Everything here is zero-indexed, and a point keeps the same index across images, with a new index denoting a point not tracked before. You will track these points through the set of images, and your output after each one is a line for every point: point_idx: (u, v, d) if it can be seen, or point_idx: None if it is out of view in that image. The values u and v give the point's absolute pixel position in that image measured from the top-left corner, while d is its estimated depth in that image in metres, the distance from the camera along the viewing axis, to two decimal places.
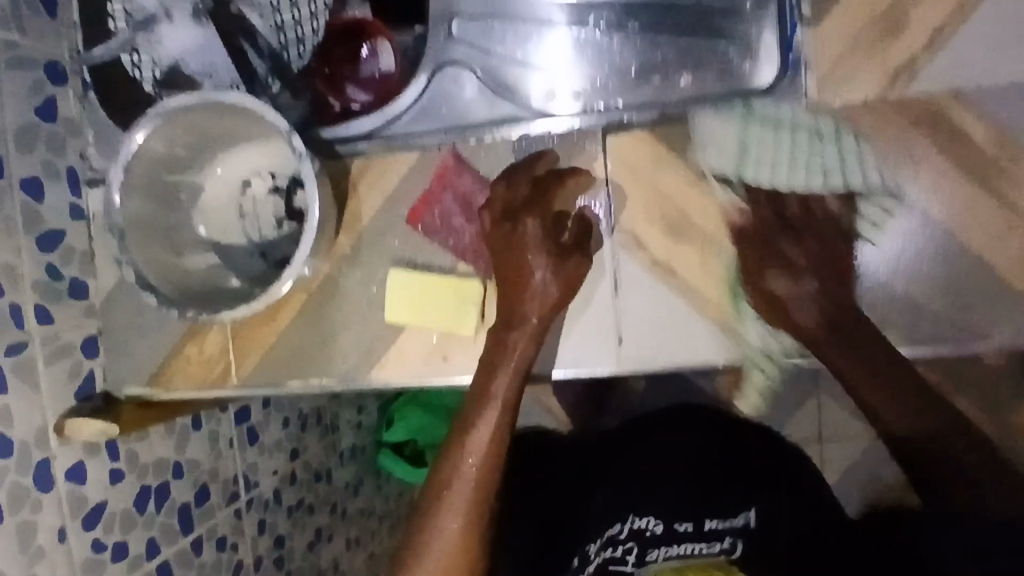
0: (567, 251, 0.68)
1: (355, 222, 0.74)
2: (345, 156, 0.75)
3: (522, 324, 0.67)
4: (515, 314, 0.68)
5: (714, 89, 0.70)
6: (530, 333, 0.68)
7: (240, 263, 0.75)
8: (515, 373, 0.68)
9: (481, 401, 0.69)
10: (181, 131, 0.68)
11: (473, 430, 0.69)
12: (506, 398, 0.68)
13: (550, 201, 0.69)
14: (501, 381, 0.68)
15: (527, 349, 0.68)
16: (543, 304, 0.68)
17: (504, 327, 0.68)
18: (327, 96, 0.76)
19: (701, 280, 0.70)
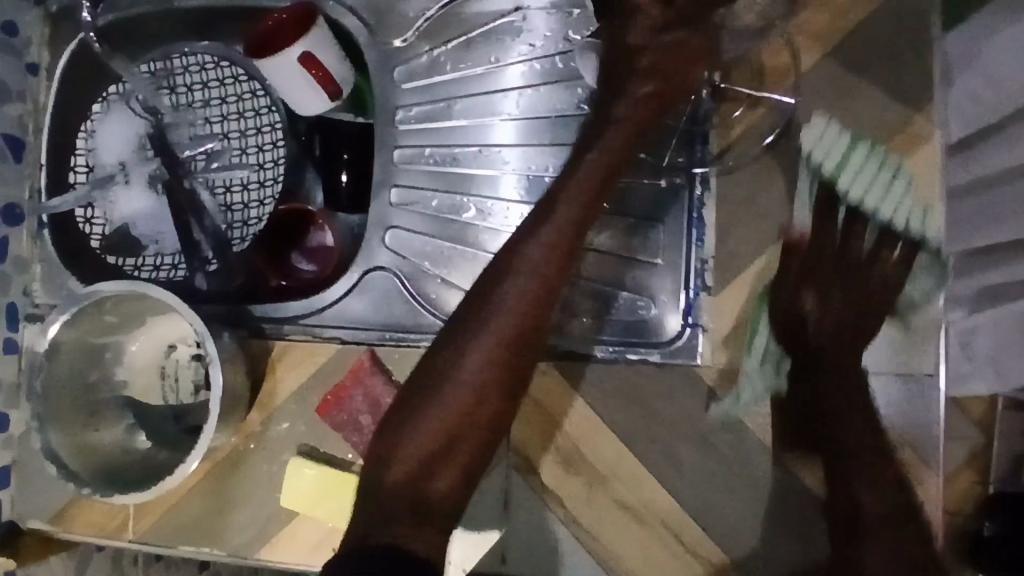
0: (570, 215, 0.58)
1: (270, 400, 0.77)
2: (270, 337, 0.78)
3: (490, 338, 0.56)
4: (499, 292, 0.57)
5: (622, 330, 0.73)
6: (507, 319, 0.56)
7: (154, 425, 0.77)
8: (484, 350, 0.55)
9: (427, 392, 0.56)
10: (111, 305, 0.72)
11: (466, 371, 0.55)
12: (490, 338, 0.56)
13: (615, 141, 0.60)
14: (472, 345, 0.56)
15: (492, 334, 0.56)
16: (515, 301, 0.56)
17: (443, 367, 0.56)
18: (266, 272, 0.79)
19: (585, 512, 0.72)
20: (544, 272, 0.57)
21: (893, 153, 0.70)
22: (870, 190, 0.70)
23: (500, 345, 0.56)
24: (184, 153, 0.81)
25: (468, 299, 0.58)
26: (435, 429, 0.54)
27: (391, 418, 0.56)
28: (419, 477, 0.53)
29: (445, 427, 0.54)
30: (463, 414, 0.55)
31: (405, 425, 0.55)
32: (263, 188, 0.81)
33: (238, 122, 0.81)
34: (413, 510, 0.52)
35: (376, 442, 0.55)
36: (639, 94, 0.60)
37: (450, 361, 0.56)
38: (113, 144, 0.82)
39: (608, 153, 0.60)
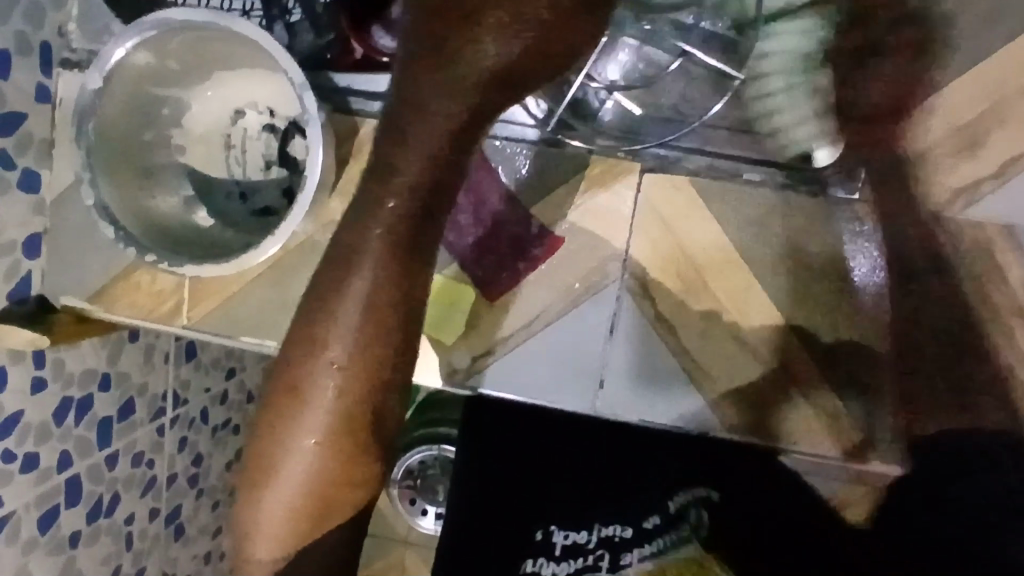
0: (495, 22, 0.40)
1: (352, 187, 0.67)
2: (360, 115, 0.67)
3: (410, 158, 0.44)
4: (418, 93, 0.43)
5: (753, 153, 0.66)
6: (435, 134, 0.43)
7: (217, 201, 0.67)
8: (393, 199, 0.44)
9: (366, 212, 0.45)
10: (180, 44, 0.60)
11: (345, 302, 0.45)
12: (430, 140, 0.43)
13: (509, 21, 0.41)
14: (415, 150, 0.44)
15: (433, 139, 0.43)
16: (443, 108, 0.43)
17: (378, 182, 0.44)
18: (350, 39, 0.66)
19: (699, 345, 0.66)
20: (448, 72, 0.42)
21: None
22: None
23: (434, 159, 0.44)
24: None
25: (399, 86, 0.44)
26: (390, 272, 0.45)
27: (327, 265, 0.46)
28: (387, 345, 0.45)
29: (383, 268, 0.44)
30: (406, 253, 0.45)
31: (352, 248, 0.45)
32: None
33: None
34: (371, 376, 0.45)
35: (328, 276, 0.45)
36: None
37: (365, 216, 0.44)
38: None
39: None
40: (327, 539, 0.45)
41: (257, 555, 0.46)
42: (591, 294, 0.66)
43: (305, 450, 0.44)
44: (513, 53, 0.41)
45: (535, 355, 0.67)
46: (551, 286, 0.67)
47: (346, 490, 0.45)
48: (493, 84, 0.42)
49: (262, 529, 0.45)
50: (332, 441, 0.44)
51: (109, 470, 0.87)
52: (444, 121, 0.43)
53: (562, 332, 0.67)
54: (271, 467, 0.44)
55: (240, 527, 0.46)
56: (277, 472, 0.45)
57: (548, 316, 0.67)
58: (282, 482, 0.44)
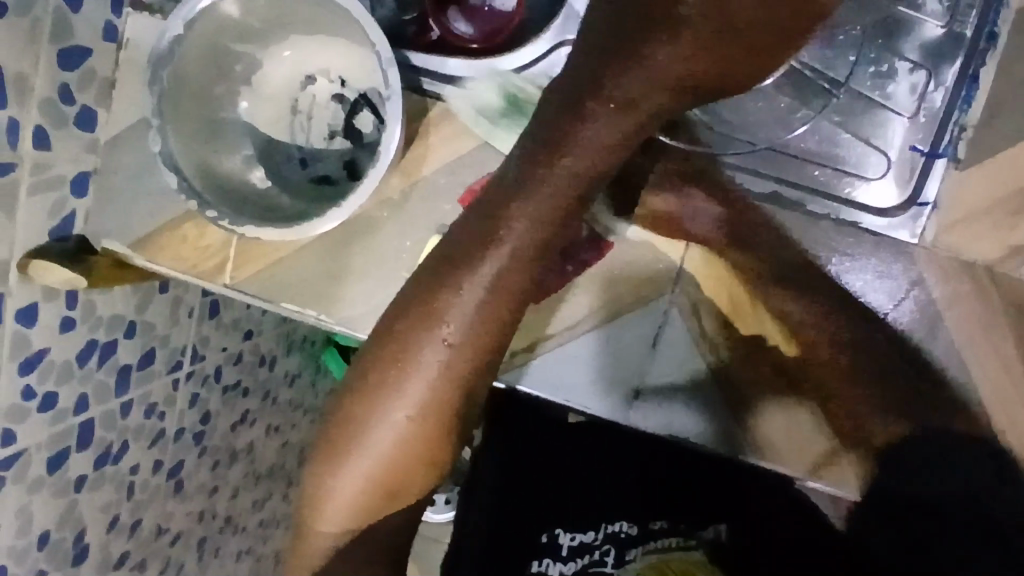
0: (696, 19, 0.37)
1: (414, 167, 0.67)
2: (431, 97, 0.67)
3: (567, 153, 0.43)
4: (587, 91, 0.42)
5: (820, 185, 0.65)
6: (603, 132, 0.42)
7: (277, 163, 0.67)
8: (549, 181, 0.44)
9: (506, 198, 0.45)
10: (266, 1, 0.59)
11: (466, 285, 0.45)
12: (603, 127, 0.42)
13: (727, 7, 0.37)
14: (583, 137, 0.43)
15: (608, 132, 0.42)
16: (610, 111, 0.42)
17: (538, 162, 0.44)
18: (429, 18, 0.68)
19: (738, 367, 0.66)
20: (629, 72, 0.40)
21: None
22: None
23: (591, 161, 0.43)
24: None
25: (570, 78, 0.43)
26: (515, 265, 0.45)
27: (460, 239, 0.46)
28: (496, 331, 0.46)
29: (513, 261, 0.45)
30: (538, 250, 0.45)
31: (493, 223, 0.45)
32: None
33: None
34: (475, 361, 0.46)
35: (458, 244, 0.46)
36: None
37: (516, 190, 0.44)
38: None
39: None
40: (395, 510, 0.48)
41: (327, 519, 0.47)
42: (639, 304, 0.66)
43: (396, 422, 0.45)
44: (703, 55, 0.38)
45: (575, 357, 0.67)
46: (599, 292, 0.66)
47: (422, 470, 0.47)
48: (674, 89, 0.40)
49: (336, 496, 0.46)
50: (426, 418, 0.46)
51: (122, 418, 0.87)
52: (613, 128, 0.42)
53: (604, 337, 0.67)
54: (360, 436, 0.46)
55: (313, 489, 0.47)
56: (365, 442, 0.46)
57: (593, 320, 0.67)
58: (370, 454, 0.46)
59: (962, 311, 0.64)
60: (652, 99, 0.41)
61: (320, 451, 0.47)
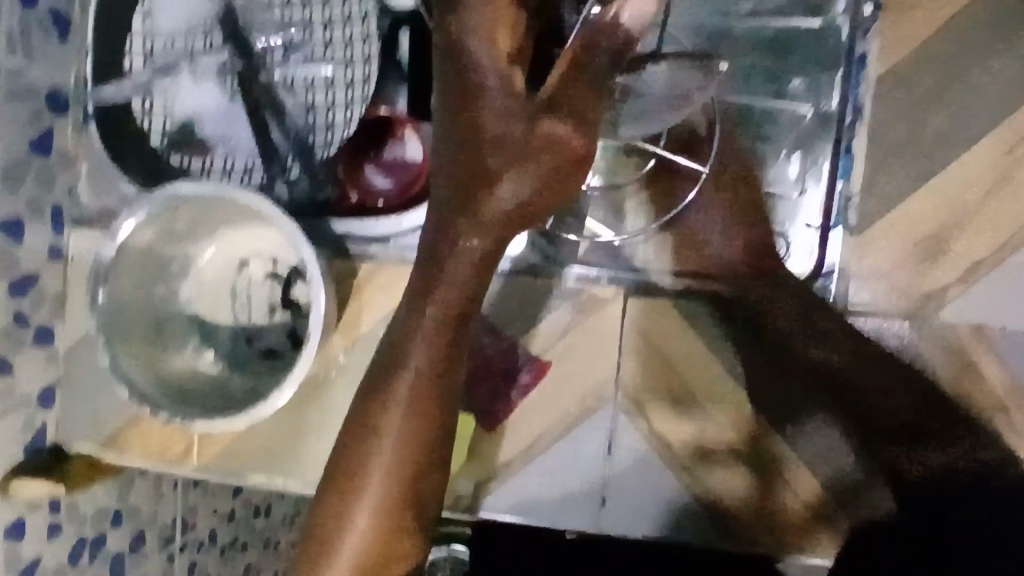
0: (508, 170, 0.43)
1: (354, 324, 0.71)
2: (357, 258, 0.71)
3: (443, 283, 0.46)
4: (449, 231, 0.45)
5: None
6: (467, 262, 0.46)
7: (224, 346, 0.70)
8: (442, 301, 0.46)
9: (409, 321, 0.47)
10: (188, 208, 0.64)
11: (389, 405, 0.47)
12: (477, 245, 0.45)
13: (528, 155, 0.43)
14: (458, 261, 0.46)
15: (478, 252, 0.45)
16: (475, 229, 0.45)
17: (425, 292, 0.46)
18: (345, 186, 0.71)
19: (693, 457, 0.68)
20: (476, 215, 0.44)
21: None
22: None
23: (463, 283, 0.46)
24: (259, 41, 0.70)
25: (433, 219, 0.46)
26: (426, 386, 0.47)
27: (375, 360, 0.48)
28: (424, 450, 0.47)
29: (422, 381, 0.47)
30: (445, 367, 0.47)
31: (397, 352, 0.47)
32: (352, 88, 0.70)
33: (322, 9, 0.71)
34: (413, 474, 0.47)
35: (375, 368, 0.48)
36: (568, 99, 0.43)
37: (414, 314, 0.47)
38: (175, 21, 0.72)
39: (470, 105, 0.43)
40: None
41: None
42: (587, 415, 0.69)
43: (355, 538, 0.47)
44: (533, 195, 0.44)
45: (537, 477, 0.69)
46: (548, 409, 0.69)
47: None
48: (521, 215, 0.45)
49: None
50: (380, 530, 0.47)
51: None
52: (480, 249, 0.45)
53: (561, 452, 0.69)
54: (327, 544, 0.48)
55: None
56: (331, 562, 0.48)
57: (548, 437, 0.69)
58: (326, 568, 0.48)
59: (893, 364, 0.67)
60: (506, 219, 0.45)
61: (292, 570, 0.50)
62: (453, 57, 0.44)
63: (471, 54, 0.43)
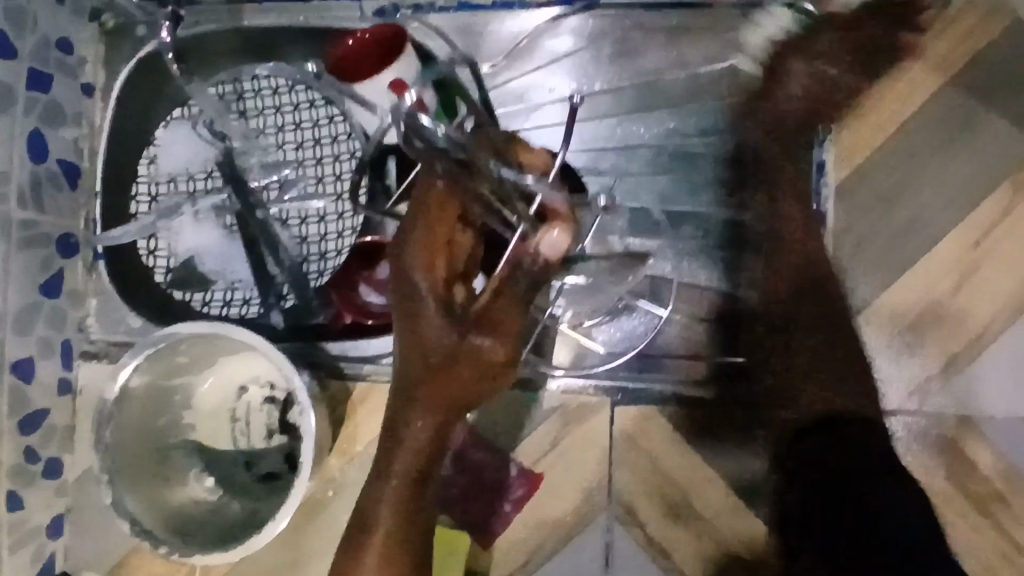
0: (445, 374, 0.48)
1: (349, 442, 0.73)
2: (351, 377, 0.73)
3: (395, 465, 0.50)
4: (404, 417, 0.50)
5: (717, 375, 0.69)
6: (417, 444, 0.50)
7: (223, 472, 0.72)
8: (397, 476, 0.51)
9: (374, 489, 0.52)
10: (188, 345, 0.68)
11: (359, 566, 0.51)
12: (424, 429, 0.50)
13: (461, 366, 0.48)
14: (409, 445, 0.50)
15: (421, 437, 0.50)
16: (418, 420, 0.50)
17: (382, 468, 0.51)
18: (339, 307, 0.73)
19: (692, 565, 0.68)
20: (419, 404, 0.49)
21: (1014, 185, 0.68)
22: (990, 225, 0.68)
23: (419, 459, 0.50)
24: (254, 181, 0.75)
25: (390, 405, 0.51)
26: (394, 545, 0.51)
27: (351, 519, 0.53)
28: None
29: (390, 536, 0.51)
30: (409, 523, 0.52)
31: (365, 517, 0.52)
32: (342, 220, 0.75)
33: (314, 149, 0.76)
34: None
35: (351, 530, 0.52)
36: (493, 317, 0.47)
37: (376, 485, 0.51)
38: (177, 167, 0.78)
39: (411, 324, 0.48)
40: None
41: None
42: (583, 525, 0.69)
43: None
44: (465, 388, 0.49)
45: None
46: (543, 520, 0.70)
47: None
48: (455, 405, 0.49)
49: None
50: None
51: None
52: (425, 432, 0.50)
53: (559, 565, 0.69)
54: None
55: None
56: None
57: (546, 548, 0.69)
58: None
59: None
60: (442, 409, 0.49)
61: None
62: (399, 285, 0.49)
63: (412, 283, 0.48)
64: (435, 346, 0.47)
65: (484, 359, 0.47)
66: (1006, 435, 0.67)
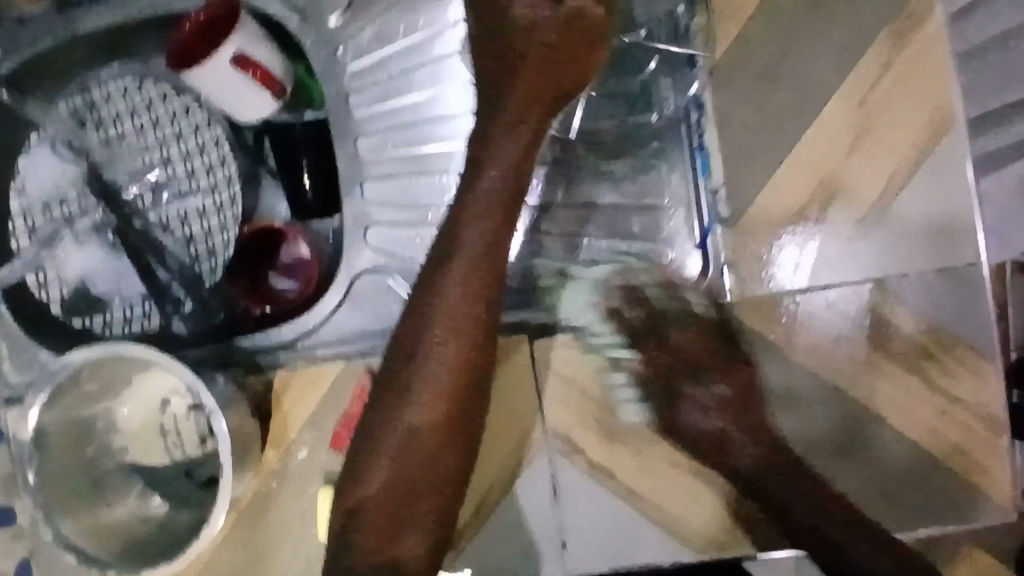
0: (524, 77, 0.60)
1: (281, 433, 0.72)
2: (268, 368, 0.72)
3: (482, 185, 0.59)
4: (495, 138, 0.60)
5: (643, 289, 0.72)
6: (514, 144, 0.60)
7: (165, 485, 0.73)
8: (487, 217, 0.58)
9: (460, 212, 0.59)
10: (92, 370, 0.66)
11: (442, 289, 0.56)
12: (514, 142, 0.60)
13: (561, 56, 0.60)
14: (489, 173, 0.59)
15: (520, 141, 0.60)
16: (508, 131, 0.60)
17: (479, 157, 0.61)
18: (246, 300, 0.73)
19: (641, 481, 0.68)
20: (522, 105, 0.61)
21: (892, 37, 0.66)
22: (874, 84, 0.66)
23: (503, 203, 0.59)
24: (127, 190, 0.74)
25: (478, 137, 0.61)
26: (470, 302, 0.56)
27: (437, 239, 0.59)
28: (471, 334, 0.56)
29: (485, 259, 0.57)
30: (498, 268, 0.58)
31: (455, 235, 0.58)
32: (223, 211, 0.74)
33: (178, 144, 0.74)
34: (466, 360, 0.56)
35: (437, 248, 0.58)
36: (587, 27, 0.60)
37: (466, 211, 0.59)
38: (42, 193, 0.74)
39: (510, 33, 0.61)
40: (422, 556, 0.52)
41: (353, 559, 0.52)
42: (527, 467, 0.68)
43: (410, 426, 0.55)
44: (554, 73, 0.60)
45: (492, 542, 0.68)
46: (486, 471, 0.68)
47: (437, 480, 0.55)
48: (550, 106, 0.61)
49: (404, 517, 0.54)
50: (434, 414, 0.55)
51: None
52: (509, 159, 0.60)
53: (509, 511, 0.68)
54: (380, 437, 0.55)
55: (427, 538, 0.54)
56: (385, 453, 0.54)
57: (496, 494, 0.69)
58: (388, 464, 0.54)
59: (814, 333, 0.68)
60: (541, 87, 0.60)
61: (350, 470, 0.55)
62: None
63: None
64: (520, 57, 0.60)
65: (577, 35, 0.60)
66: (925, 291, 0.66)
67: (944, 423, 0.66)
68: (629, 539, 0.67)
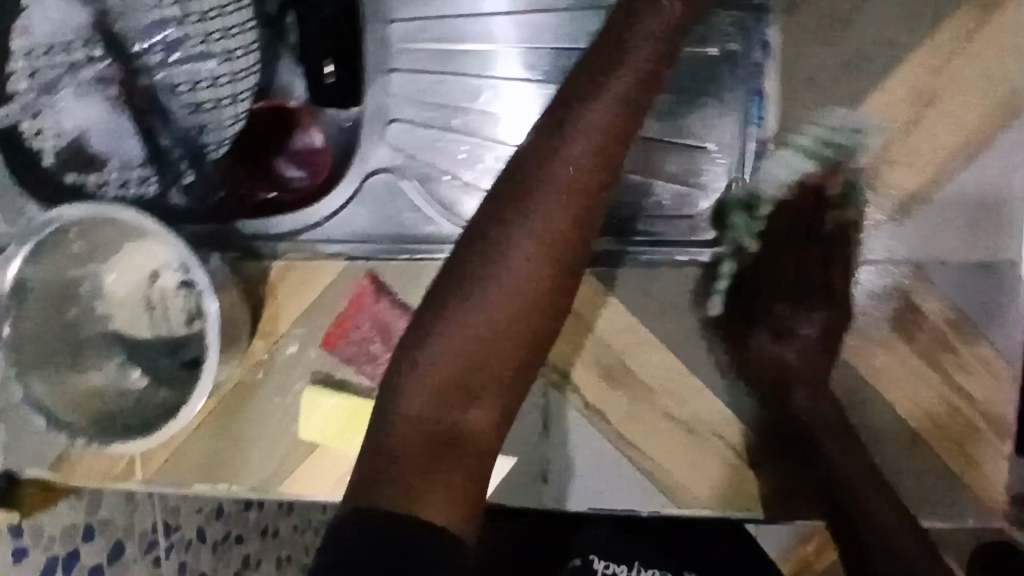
0: None
1: (272, 325, 0.69)
2: (267, 258, 0.69)
3: (644, 25, 0.55)
4: None
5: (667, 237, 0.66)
6: None
7: (148, 361, 0.70)
8: (639, 59, 0.54)
9: (615, 52, 0.54)
10: (82, 232, 0.63)
11: (573, 130, 0.52)
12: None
13: None
14: (651, 21, 0.55)
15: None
16: None
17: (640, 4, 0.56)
18: (250, 183, 0.70)
19: (633, 428, 0.66)
20: None
21: (977, 7, 0.62)
22: (949, 55, 0.62)
23: (652, 53, 0.55)
24: (137, 44, 0.68)
25: None
26: (590, 161, 0.52)
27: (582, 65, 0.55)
28: (597, 188, 0.52)
29: (626, 107, 0.53)
30: (638, 109, 0.54)
31: (611, 62, 0.54)
32: (236, 82, 0.69)
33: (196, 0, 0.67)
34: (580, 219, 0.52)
35: (579, 81, 0.54)
36: None
37: (619, 51, 0.54)
38: (40, 34, 0.68)
39: None
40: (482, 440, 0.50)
41: (405, 417, 0.50)
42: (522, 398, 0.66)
43: (509, 273, 0.51)
44: None
45: None
46: None
47: (522, 349, 0.51)
48: None
49: (472, 381, 0.50)
50: (542, 267, 0.51)
51: None
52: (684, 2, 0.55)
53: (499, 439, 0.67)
54: (472, 281, 0.51)
55: (497, 405, 0.51)
56: (476, 301, 0.51)
57: None
58: (466, 333, 0.50)
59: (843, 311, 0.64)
60: None
61: (420, 323, 0.52)
62: None
63: None
64: None
65: None
66: (958, 283, 0.63)
67: (949, 416, 0.63)
68: (614, 484, 0.66)
